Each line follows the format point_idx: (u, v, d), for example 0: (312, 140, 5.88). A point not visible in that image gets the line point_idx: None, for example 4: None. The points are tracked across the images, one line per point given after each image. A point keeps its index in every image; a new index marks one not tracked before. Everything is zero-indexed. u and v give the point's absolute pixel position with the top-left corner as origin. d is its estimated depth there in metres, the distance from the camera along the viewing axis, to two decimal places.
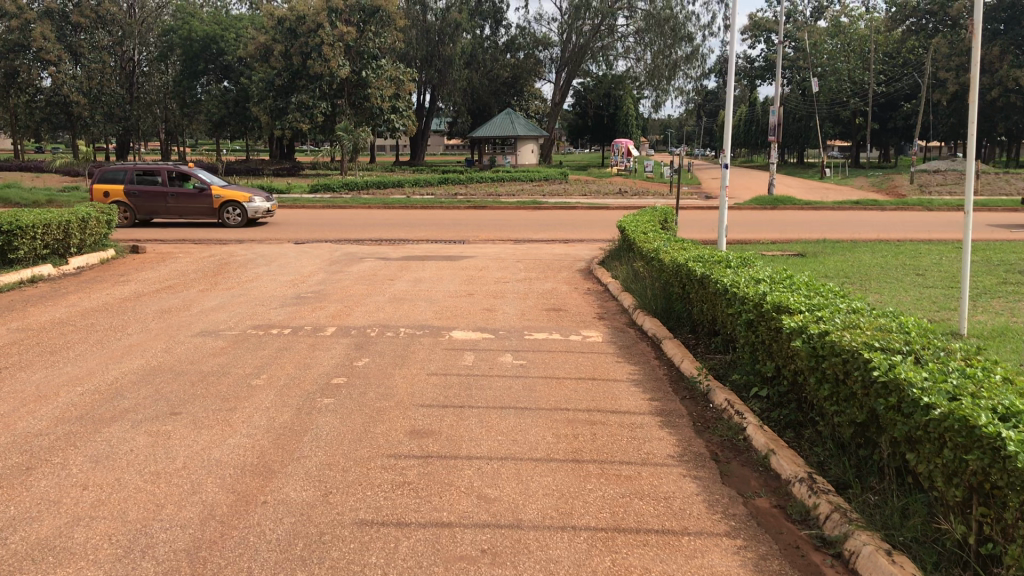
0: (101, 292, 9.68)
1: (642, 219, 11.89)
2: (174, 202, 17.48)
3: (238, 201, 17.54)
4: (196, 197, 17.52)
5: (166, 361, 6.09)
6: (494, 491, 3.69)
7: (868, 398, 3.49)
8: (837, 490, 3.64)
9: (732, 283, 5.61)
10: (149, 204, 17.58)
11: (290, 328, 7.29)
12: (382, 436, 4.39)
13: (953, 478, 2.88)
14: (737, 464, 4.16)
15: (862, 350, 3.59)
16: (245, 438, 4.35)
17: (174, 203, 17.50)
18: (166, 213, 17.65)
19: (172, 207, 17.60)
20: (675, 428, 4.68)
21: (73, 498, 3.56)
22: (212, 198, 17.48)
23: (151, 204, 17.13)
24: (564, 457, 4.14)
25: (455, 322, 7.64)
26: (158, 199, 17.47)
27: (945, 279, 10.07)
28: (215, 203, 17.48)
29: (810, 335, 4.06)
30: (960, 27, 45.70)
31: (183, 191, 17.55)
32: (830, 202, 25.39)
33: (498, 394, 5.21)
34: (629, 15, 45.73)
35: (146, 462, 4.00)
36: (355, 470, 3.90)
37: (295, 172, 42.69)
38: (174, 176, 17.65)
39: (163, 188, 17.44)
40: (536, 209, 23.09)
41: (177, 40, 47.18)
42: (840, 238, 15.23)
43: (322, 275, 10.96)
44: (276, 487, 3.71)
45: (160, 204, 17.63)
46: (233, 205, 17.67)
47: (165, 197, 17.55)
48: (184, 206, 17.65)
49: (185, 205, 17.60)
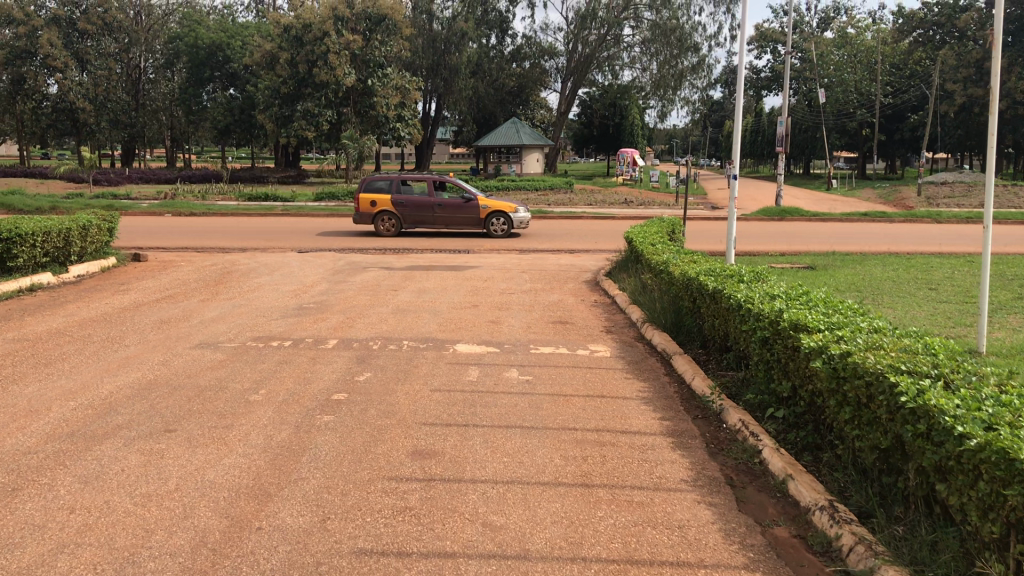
0: (100, 301, 9.53)
1: (650, 230, 11.75)
2: (442, 213, 17.55)
3: (505, 211, 17.61)
4: (466, 207, 17.63)
5: (162, 374, 5.94)
6: (500, 518, 3.52)
7: (893, 423, 3.32)
8: (860, 519, 3.46)
9: (746, 298, 5.44)
10: (416, 213, 17.66)
11: (290, 340, 7.13)
12: (382, 456, 4.22)
13: (990, 514, 2.71)
14: (754, 490, 3.99)
15: (888, 372, 3.42)
16: (241, 458, 4.19)
17: (442, 212, 17.59)
18: (432, 223, 17.72)
19: (438, 218, 17.66)
20: (688, 450, 4.51)
21: (59, 522, 3.40)
22: (479, 208, 17.60)
23: (423, 214, 17.14)
24: (572, 480, 3.98)
25: (460, 334, 7.48)
26: (426, 209, 17.54)
27: (959, 293, 9.89)
28: (484, 213, 17.58)
29: (830, 355, 3.89)
30: (967, 38, 45.65)
31: (448, 201, 17.65)
32: (836, 213, 25.25)
33: (503, 412, 5.04)
34: (635, 25, 45.75)
35: (137, 483, 3.84)
36: (355, 494, 3.73)
37: (300, 180, 42.62)
38: (436, 186, 17.80)
39: (430, 199, 17.50)
40: (541, 219, 22.97)
41: (184, 47, 47.19)
42: (848, 250, 15.08)
43: (325, 285, 10.82)
44: (272, 512, 3.55)
45: (426, 214, 17.70)
46: (499, 216, 17.79)
47: (431, 207, 17.63)
48: (452, 216, 17.66)
49: (451, 216, 17.70)
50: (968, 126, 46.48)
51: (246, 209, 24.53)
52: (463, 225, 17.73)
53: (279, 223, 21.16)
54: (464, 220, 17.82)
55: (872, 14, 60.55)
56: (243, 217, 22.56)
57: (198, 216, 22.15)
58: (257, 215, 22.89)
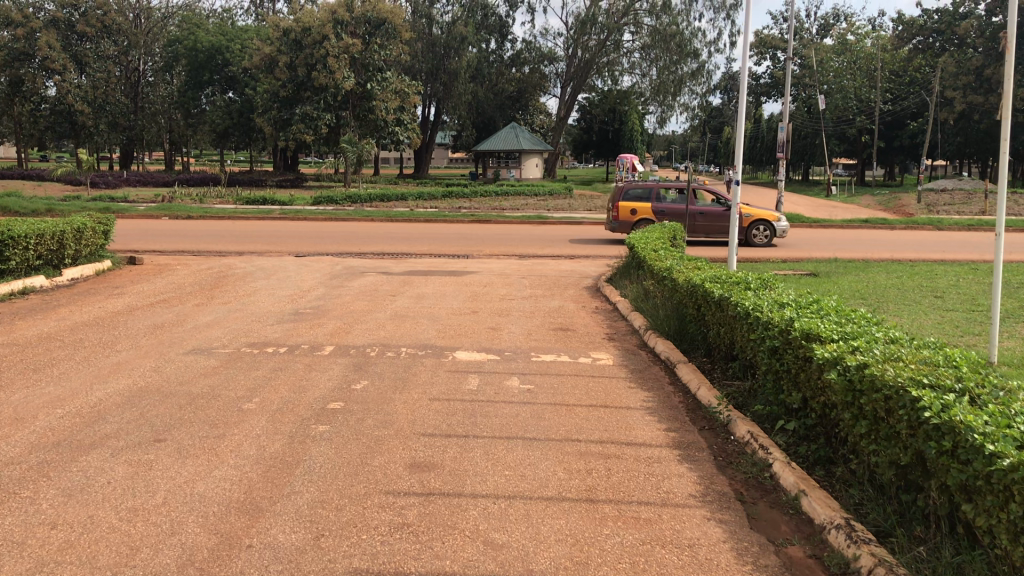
0: (93, 305, 9.36)
1: (651, 236, 11.59)
2: (702, 221, 17.31)
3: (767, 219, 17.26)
4: (723, 216, 17.40)
5: (153, 381, 5.78)
6: (501, 535, 3.36)
7: (914, 438, 3.17)
8: (878, 539, 3.31)
9: (754, 307, 5.29)
10: (674, 222, 17.45)
11: (286, 347, 6.97)
12: (379, 469, 4.07)
13: (1022, 537, 2.56)
14: (764, 506, 3.84)
15: (909, 386, 3.28)
16: (232, 470, 4.04)
17: (702, 220, 17.37)
18: (690, 231, 17.51)
19: (697, 226, 17.44)
20: (696, 463, 4.35)
21: (39, 538, 3.25)
22: (740, 216, 17.34)
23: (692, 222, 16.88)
24: (576, 495, 3.82)
25: (459, 341, 7.32)
26: (687, 217, 17.32)
27: (966, 301, 9.77)
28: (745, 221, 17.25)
29: (846, 367, 3.74)
30: (967, 46, 45.56)
31: (707, 209, 17.43)
32: (838, 220, 25.10)
33: (504, 422, 4.89)
34: (635, 30, 45.62)
35: (123, 497, 3.68)
36: (350, 509, 3.58)
37: (299, 184, 42.41)
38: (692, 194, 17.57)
39: (690, 208, 17.25)
40: (541, 224, 22.82)
41: (183, 50, 46.93)
42: (851, 257, 14.93)
43: (322, 290, 10.66)
44: (263, 528, 3.39)
45: (684, 222, 17.49)
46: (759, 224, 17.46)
47: (691, 216, 17.41)
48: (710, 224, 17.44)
49: (709, 223, 17.46)
50: (968, 133, 46.39)
51: (244, 213, 24.36)
52: (720, 234, 17.51)
53: (276, 226, 21.00)
54: (724, 227, 17.62)
55: (871, 21, 60.56)
56: (241, 220, 22.39)
57: (195, 219, 22.01)
58: (254, 219, 22.73)
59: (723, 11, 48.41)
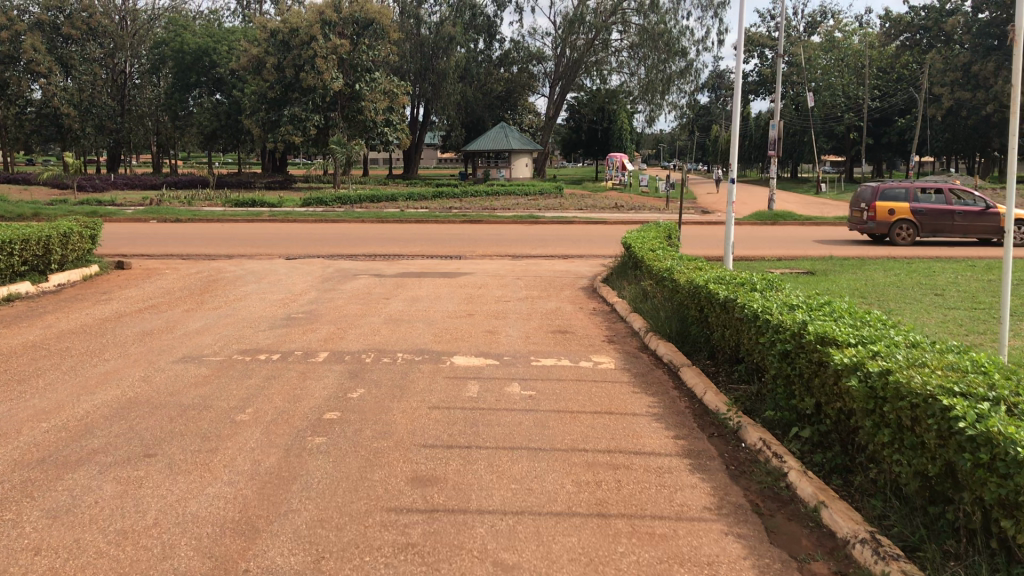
0: (80, 311, 9.15)
1: (647, 235, 11.45)
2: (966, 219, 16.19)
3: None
4: (986, 215, 16.27)
5: (141, 392, 5.58)
6: (511, 556, 3.20)
7: (945, 449, 3.03)
8: (906, 553, 3.16)
9: (762, 309, 5.14)
10: (935, 222, 16.38)
11: (279, 354, 6.78)
12: (379, 484, 3.90)
13: None
14: (783, 518, 3.69)
15: (939, 395, 3.13)
16: (226, 487, 3.86)
17: (964, 219, 16.25)
18: (949, 232, 16.42)
19: (958, 226, 16.35)
20: (707, 472, 4.21)
21: (23, 566, 3.06)
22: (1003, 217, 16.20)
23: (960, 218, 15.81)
24: (586, 509, 3.67)
25: (456, 346, 7.14)
26: (948, 216, 16.24)
27: (967, 299, 9.65)
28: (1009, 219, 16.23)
29: (868, 374, 3.60)
30: (955, 42, 45.63)
31: (969, 207, 16.34)
32: (830, 217, 25.00)
33: (508, 431, 4.73)
34: (623, 29, 45.51)
35: (112, 517, 3.50)
36: (352, 529, 3.41)
37: (287, 186, 42.17)
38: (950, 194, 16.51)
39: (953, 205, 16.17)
40: (534, 224, 22.65)
41: (169, 52, 46.58)
42: (847, 255, 14.81)
43: (314, 293, 10.47)
44: (260, 551, 3.21)
45: (943, 222, 16.43)
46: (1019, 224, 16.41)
47: (952, 214, 16.33)
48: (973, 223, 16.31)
49: (971, 222, 16.33)
50: (956, 130, 46.48)
51: (234, 215, 24.15)
52: (980, 234, 16.36)
53: (266, 229, 20.79)
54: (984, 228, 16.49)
55: (858, 18, 60.69)
56: (231, 222, 22.15)
57: (184, 222, 21.78)
58: (244, 221, 22.52)
59: (712, 9, 48.37)
